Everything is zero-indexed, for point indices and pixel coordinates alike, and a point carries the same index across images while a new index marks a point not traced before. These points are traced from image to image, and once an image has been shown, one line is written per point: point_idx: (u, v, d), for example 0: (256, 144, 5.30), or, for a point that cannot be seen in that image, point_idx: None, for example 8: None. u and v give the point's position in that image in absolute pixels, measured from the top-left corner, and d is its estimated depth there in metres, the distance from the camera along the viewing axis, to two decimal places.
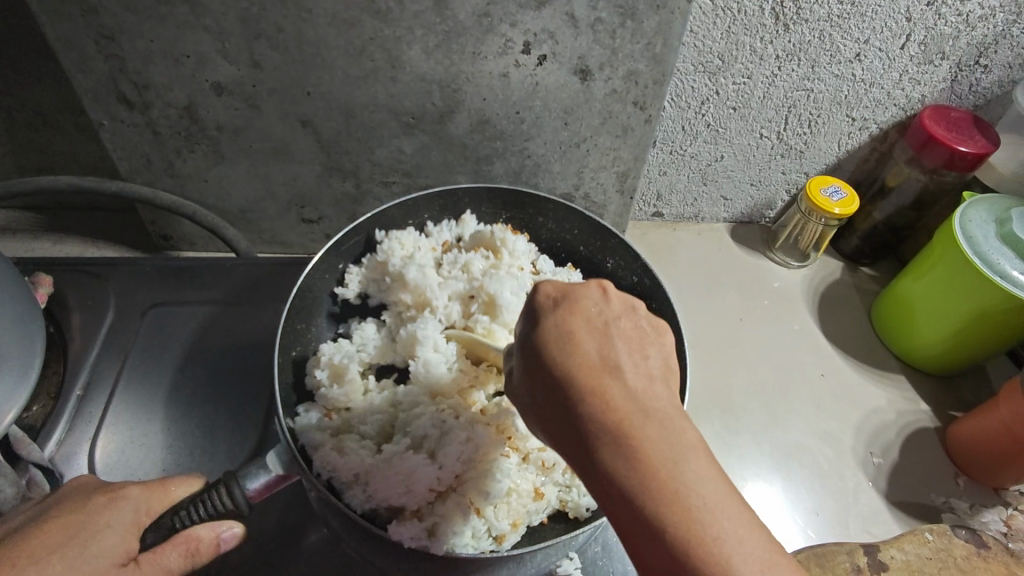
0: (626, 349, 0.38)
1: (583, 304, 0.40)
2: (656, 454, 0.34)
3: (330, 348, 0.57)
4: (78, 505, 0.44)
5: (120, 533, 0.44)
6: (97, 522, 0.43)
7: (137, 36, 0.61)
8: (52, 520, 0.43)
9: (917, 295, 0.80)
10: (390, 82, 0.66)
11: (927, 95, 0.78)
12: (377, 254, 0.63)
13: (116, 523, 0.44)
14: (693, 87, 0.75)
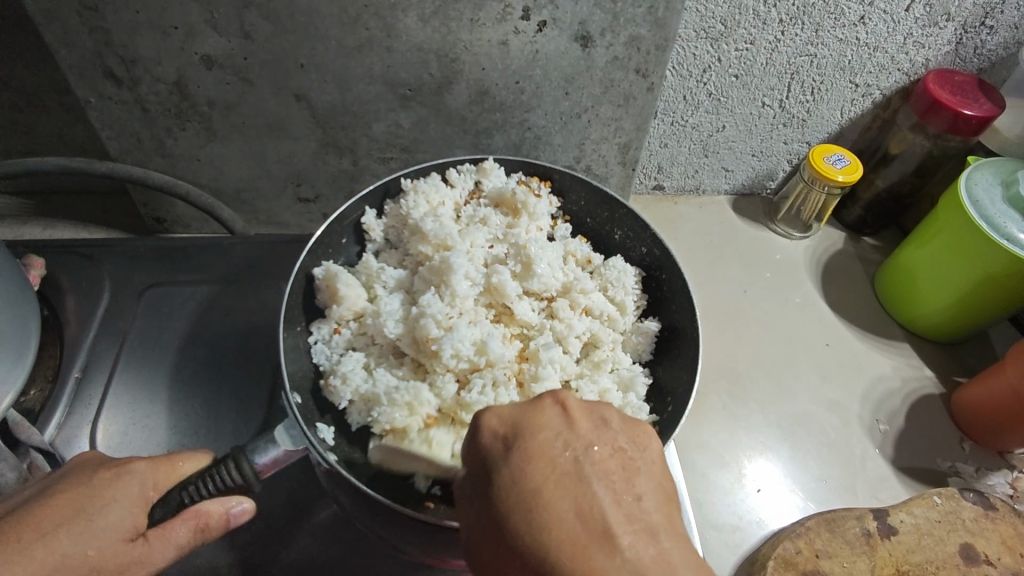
0: (606, 485, 0.37)
1: (541, 437, 0.38)
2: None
3: (331, 267, 0.56)
4: (82, 480, 0.43)
5: (127, 507, 0.42)
6: (104, 497, 0.42)
7: (121, 7, 0.58)
8: (57, 496, 0.42)
9: (922, 262, 0.79)
10: (386, 52, 0.64)
11: (932, 58, 0.77)
12: (400, 205, 0.61)
13: (124, 497, 0.42)
14: (696, 54, 0.74)
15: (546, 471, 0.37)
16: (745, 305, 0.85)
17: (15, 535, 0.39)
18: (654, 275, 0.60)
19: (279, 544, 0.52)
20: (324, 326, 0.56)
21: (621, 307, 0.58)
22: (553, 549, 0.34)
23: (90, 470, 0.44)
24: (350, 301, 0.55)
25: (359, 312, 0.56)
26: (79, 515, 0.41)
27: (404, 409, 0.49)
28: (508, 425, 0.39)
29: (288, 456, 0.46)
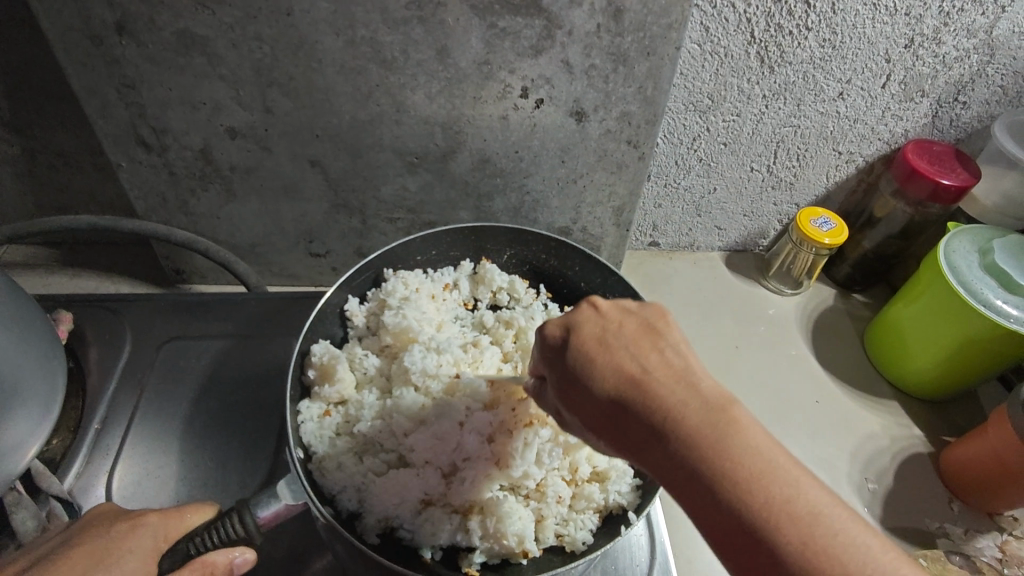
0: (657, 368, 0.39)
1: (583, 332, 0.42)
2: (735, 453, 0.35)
3: (327, 346, 0.58)
4: (98, 532, 0.45)
5: (140, 558, 0.44)
6: (120, 548, 0.44)
7: (156, 84, 0.64)
8: (75, 549, 0.43)
9: (907, 321, 0.82)
10: (395, 125, 0.69)
11: (910, 130, 0.82)
12: (382, 292, 0.64)
13: (138, 548, 0.44)
14: (685, 125, 0.79)
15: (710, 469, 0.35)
16: (736, 360, 0.87)
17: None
18: None
19: None
20: (314, 404, 0.57)
21: None
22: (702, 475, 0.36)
23: (105, 522, 0.46)
24: (342, 383, 0.58)
25: (347, 396, 0.58)
26: (94, 566, 0.42)
27: (398, 496, 0.51)
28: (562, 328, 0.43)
29: (288, 509, 0.48)
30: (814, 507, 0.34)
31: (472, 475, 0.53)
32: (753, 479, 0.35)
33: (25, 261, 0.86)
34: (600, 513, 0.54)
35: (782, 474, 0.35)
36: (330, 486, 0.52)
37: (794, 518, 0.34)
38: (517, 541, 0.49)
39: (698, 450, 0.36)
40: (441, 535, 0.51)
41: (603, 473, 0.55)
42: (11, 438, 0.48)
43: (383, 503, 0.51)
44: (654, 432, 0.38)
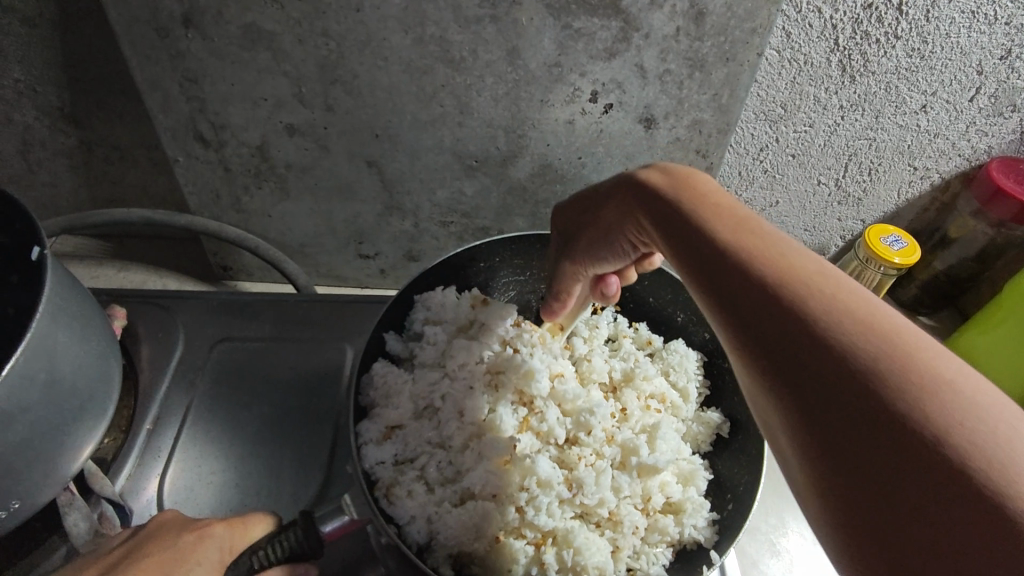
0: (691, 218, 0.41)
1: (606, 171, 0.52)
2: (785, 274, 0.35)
3: (388, 364, 0.56)
4: (163, 541, 0.41)
5: (208, 572, 0.40)
6: (187, 560, 0.40)
7: (218, 80, 0.63)
8: (141, 560, 0.39)
9: (980, 350, 0.77)
10: (456, 127, 0.67)
11: (994, 146, 0.77)
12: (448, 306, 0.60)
13: (205, 560, 0.40)
14: (754, 134, 0.75)
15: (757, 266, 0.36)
16: None
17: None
18: (717, 361, 0.60)
19: None
20: (372, 426, 0.52)
21: (684, 394, 0.58)
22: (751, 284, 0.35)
23: (168, 533, 0.42)
24: (404, 403, 0.54)
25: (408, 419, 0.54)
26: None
27: (472, 530, 0.48)
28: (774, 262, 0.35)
29: (353, 524, 0.45)
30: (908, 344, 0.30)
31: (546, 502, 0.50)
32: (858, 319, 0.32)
33: (76, 253, 0.86)
34: (675, 546, 0.51)
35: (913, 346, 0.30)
36: (401, 515, 0.48)
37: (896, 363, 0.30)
38: (597, 574, 0.47)
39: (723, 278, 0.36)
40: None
41: (677, 504, 0.52)
42: (67, 447, 0.46)
43: (457, 535, 0.48)
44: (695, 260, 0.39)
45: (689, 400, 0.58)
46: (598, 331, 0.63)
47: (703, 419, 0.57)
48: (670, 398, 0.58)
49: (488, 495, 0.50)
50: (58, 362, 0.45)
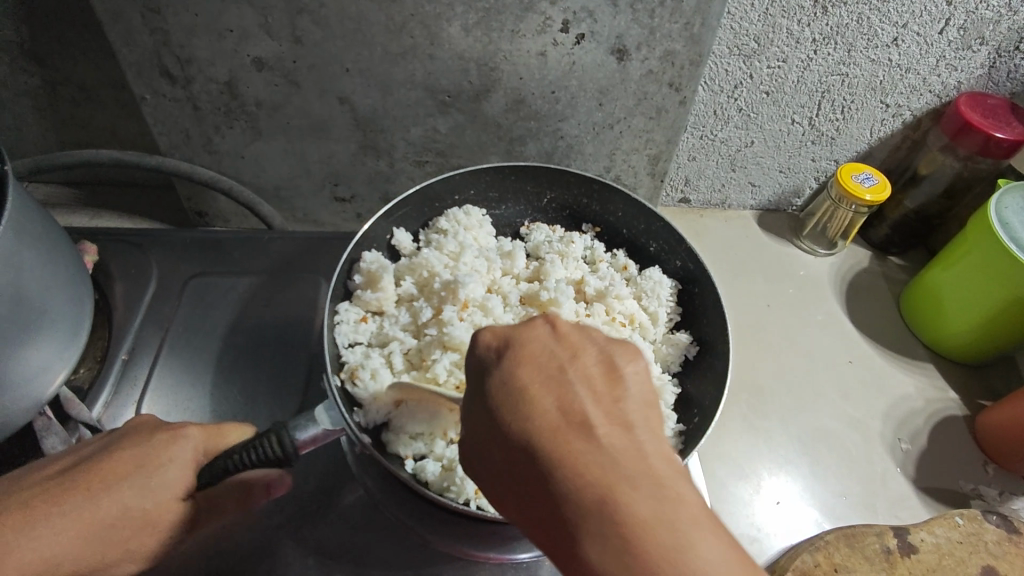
0: (585, 394, 0.37)
1: (528, 348, 0.39)
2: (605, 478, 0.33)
3: (378, 255, 0.57)
4: (136, 439, 0.43)
5: (179, 469, 0.43)
6: (159, 457, 0.42)
7: (181, 10, 0.61)
8: (113, 454, 0.42)
9: (945, 283, 0.79)
10: (428, 60, 0.67)
11: (964, 81, 0.77)
12: (436, 227, 0.61)
13: (177, 459, 0.43)
14: (728, 70, 0.75)
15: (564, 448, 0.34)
16: (769, 318, 0.86)
17: (84, 484, 0.40)
18: (689, 288, 0.61)
19: (308, 527, 0.52)
20: (353, 307, 0.57)
21: (654, 318, 0.59)
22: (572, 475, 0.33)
23: (143, 431, 0.44)
24: (385, 296, 0.57)
25: (387, 307, 0.57)
26: (135, 472, 0.41)
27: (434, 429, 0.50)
28: (500, 338, 0.40)
29: (327, 435, 0.46)
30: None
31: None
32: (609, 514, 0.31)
33: (45, 200, 0.84)
34: None
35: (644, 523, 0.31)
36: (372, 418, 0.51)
37: None
38: None
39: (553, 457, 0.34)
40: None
41: None
42: (40, 366, 0.47)
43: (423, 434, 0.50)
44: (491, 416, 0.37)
45: (657, 322, 0.59)
46: (572, 248, 0.63)
47: (673, 340, 0.58)
48: (638, 320, 0.59)
49: (451, 383, 0.53)
50: (26, 282, 0.45)
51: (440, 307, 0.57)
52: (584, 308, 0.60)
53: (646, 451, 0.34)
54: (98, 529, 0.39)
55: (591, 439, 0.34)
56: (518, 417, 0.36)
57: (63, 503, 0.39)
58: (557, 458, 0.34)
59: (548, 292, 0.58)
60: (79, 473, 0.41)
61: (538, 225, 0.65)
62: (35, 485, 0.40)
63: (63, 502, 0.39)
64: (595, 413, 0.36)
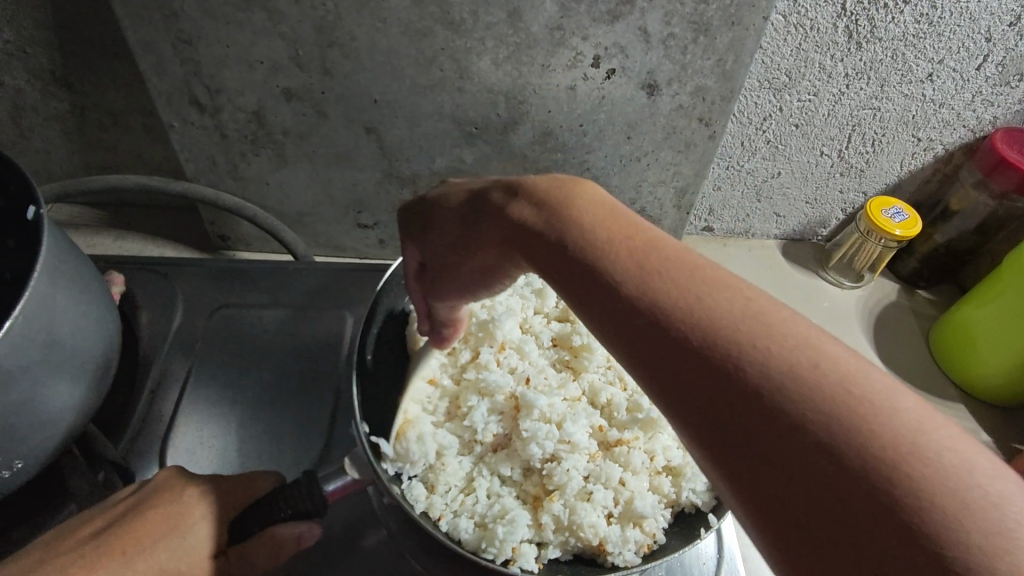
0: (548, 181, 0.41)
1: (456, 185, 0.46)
2: (654, 275, 0.32)
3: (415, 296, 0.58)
4: (165, 497, 0.43)
5: (211, 527, 0.42)
6: (192, 514, 0.42)
7: (213, 41, 0.62)
8: (145, 513, 0.41)
9: (979, 323, 0.78)
10: (456, 92, 0.66)
11: (999, 117, 0.76)
12: None
13: (209, 515, 0.43)
14: (757, 103, 0.74)
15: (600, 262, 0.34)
16: None
17: (116, 551, 0.39)
18: None
19: (330, 572, 0.52)
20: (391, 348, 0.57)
21: None
22: (597, 266, 0.34)
23: (173, 486, 0.44)
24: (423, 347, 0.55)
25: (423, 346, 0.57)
26: (168, 534, 0.41)
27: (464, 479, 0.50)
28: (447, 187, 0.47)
29: (356, 483, 0.46)
30: (782, 329, 0.29)
31: (541, 437, 0.50)
32: (687, 288, 0.31)
33: (71, 222, 0.85)
34: (671, 509, 0.50)
35: (711, 302, 0.30)
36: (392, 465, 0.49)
37: (768, 343, 0.28)
38: (593, 533, 0.46)
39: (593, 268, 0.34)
40: (523, 544, 0.46)
41: (677, 467, 0.52)
42: (67, 407, 0.47)
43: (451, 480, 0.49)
44: (487, 221, 0.41)
45: None
46: None
47: None
48: None
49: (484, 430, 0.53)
50: (58, 324, 0.45)
51: (477, 349, 0.58)
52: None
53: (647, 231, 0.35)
54: None
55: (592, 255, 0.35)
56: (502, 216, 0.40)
57: (99, 572, 0.37)
58: (592, 274, 0.34)
59: (580, 337, 0.59)
60: (110, 536, 0.40)
61: None
62: (63, 556, 0.38)
63: (99, 568, 0.37)
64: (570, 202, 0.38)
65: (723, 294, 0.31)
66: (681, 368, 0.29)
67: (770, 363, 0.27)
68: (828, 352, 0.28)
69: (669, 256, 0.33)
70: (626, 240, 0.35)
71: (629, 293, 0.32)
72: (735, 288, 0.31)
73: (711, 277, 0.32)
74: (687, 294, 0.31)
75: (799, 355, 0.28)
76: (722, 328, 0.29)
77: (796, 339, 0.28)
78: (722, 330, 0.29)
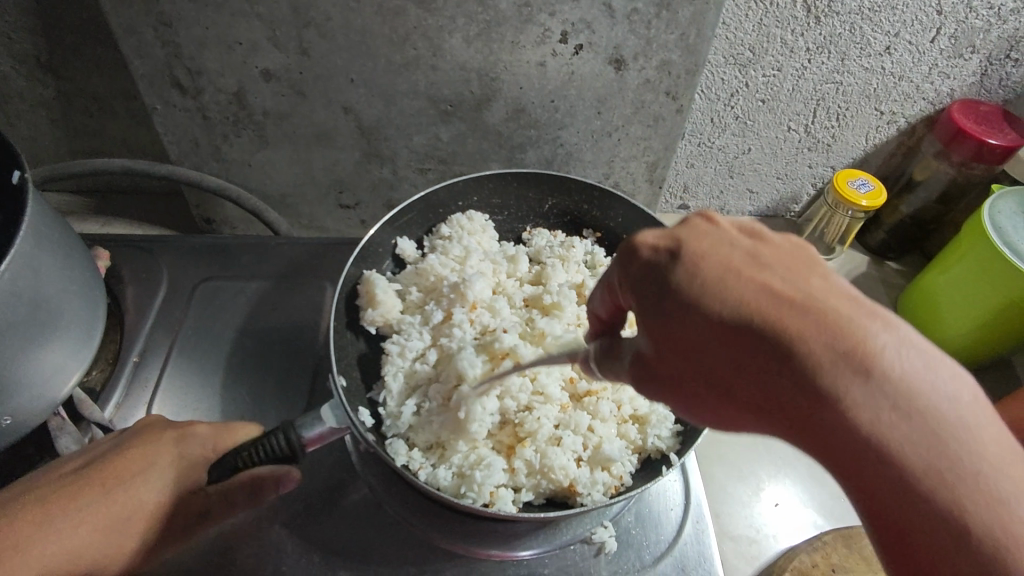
0: (781, 261, 0.36)
1: (692, 228, 0.39)
2: (830, 337, 0.32)
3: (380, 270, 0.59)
4: (147, 439, 0.47)
5: (188, 467, 0.46)
6: (171, 457, 0.46)
7: (193, 23, 0.64)
8: (126, 452, 0.45)
9: (943, 288, 0.80)
10: (430, 70, 0.68)
11: (956, 89, 0.79)
12: (439, 236, 0.63)
13: (187, 456, 0.47)
14: (724, 79, 0.77)
15: (824, 311, 0.33)
16: None
17: (97, 483, 0.43)
18: None
19: (313, 525, 0.54)
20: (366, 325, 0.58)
21: None
22: (804, 349, 0.32)
23: (155, 429, 0.48)
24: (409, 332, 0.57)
25: (393, 317, 0.58)
26: (146, 470, 0.45)
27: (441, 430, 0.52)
28: (661, 237, 0.39)
29: (333, 432, 0.47)
30: (950, 413, 0.30)
31: (514, 389, 0.54)
32: (857, 350, 0.31)
33: (59, 209, 0.87)
34: (639, 455, 0.53)
35: (888, 357, 0.31)
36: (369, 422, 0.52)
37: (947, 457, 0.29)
38: (564, 475, 0.49)
39: (799, 402, 0.32)
40: (500, 488, 0.49)
41: (643, 416, 0.55)
42: (53, 367, 0.49)
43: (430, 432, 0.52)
44: (674, 306, 0.36)
45: None
46: (573, 252, 0.64)
47: None
48: None
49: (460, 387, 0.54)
50: (43, 285, 0.47)
51: (450, 309, 0.58)
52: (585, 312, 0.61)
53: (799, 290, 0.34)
54: (117, 522, 0.43)
55: (797, 307, 0.33)
56: (727, 305, 0.34)
57: (79, 500, 0.42)
58: (779, 352, 0.32)
59: (551, 296, 0.60)
60: (97, 468, 0.44)
61: (540, 230, 0.67)
62: (56, 483, 0.44)
63: (80, 499, 0.42)
64: (794, 281, 0.35)
65: (920, 366, 0.31)
66: (834, 438, 0.31)
67: (927, 468, 0.29)
68: (999, 472, 0.29)
69: (883, 352, 0.31)
70: (786, 302, 0.34)
71: (810, 375, 0.31)
72: (884, 341, 0.32)
73: (924, 356, 0.32)
74: (910, 404, 0.30)
75: (943, 409, 0.30)
76: (921, 441, 0.30)
77: (955, 422, 0.30)
78: (845, 365, 0.31)
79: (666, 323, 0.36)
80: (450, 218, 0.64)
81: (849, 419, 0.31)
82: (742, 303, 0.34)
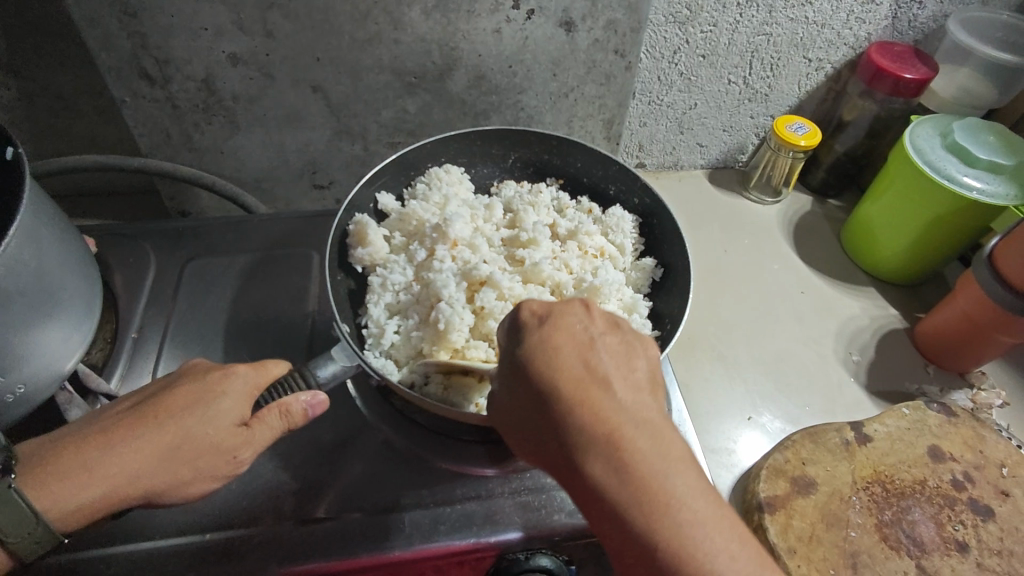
0: (613, 361, 0.44)
1: (567, 320, 0.45)
2: (621, 454, 0.40)
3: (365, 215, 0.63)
4: (193, 378, 0.50)
5: (234, 400, 0.49)
6: (216, 390, 0.49)
7: (157, 12, 0.65)
8: (176, 391, 0.49)
9: (879, 215, 0.88)
10: (393, 44, 0.72)
11: (873, 32, 0.87)
12: (418, 188, 0.67)
13: (231, 390, 0.49)
14: (666, 38, 0.83)
15: (612, 436, 0.40)
16: (727, 262, 0.94)
17: (153, 414, 0.47)
18: (649, 223, 0.68)
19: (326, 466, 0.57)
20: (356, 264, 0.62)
21: (620, 249, 0.66)
22: (584, 423, 0.41)
23: (200, 371, 0.51)
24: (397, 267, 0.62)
25: (380, 258, 0.62)
26: (196, 404, 0.48)
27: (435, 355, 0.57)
28: (544, 307, 0.46)
29: (344, 370, 0.54)
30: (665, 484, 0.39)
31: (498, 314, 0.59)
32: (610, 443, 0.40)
33: None
34: None
35: (633, 445, 0.40)
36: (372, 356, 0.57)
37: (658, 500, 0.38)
38: None
39: (581, 447, 0.41)
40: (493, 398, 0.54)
41: None
42: (57, 343, 0.50)
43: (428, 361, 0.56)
44: (547, 418, 0.42)
45: (625, 253, 0.66)
46: (541, 198, 0.68)
47: (639, 266, 0.65)
48: (607, 251, 0.65)
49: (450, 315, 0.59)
50: (44, 259, 0.48)
51: (434, 248, 0.62)
52: (559, 246, 0.66)
53: (630, 414, 0.41)
54: (169, 448, 0.46)
55: (609, 394, 0.42)
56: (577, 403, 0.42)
57: (126, 433, 0.46)
58: (602, 438, 0.40)
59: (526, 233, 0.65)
60: (151, 404, 0.48)
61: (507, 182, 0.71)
62: (115, 417, 0.47)
63: (138, 429, 0.46)
64: (611, 369, 0.43)
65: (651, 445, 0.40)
66: (608, 522, 0.39)
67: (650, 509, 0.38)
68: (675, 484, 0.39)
69: (640, 453, 0.40)
70: (587, 396, 0.42)
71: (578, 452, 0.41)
72: (647, 443, 0.40)
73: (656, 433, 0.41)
74: (641, 478, 0.39)
75: (668, 481, 0.39)
76: (641, 487, 0.39)
77: (657, 486, 0.39)
78: (626, 448, 0.40)
79: (527, 383, 0.43)
80: (427, 171, 0.68)
81: (589, 450, 0.40)
82: (587, 417, 0.41)
